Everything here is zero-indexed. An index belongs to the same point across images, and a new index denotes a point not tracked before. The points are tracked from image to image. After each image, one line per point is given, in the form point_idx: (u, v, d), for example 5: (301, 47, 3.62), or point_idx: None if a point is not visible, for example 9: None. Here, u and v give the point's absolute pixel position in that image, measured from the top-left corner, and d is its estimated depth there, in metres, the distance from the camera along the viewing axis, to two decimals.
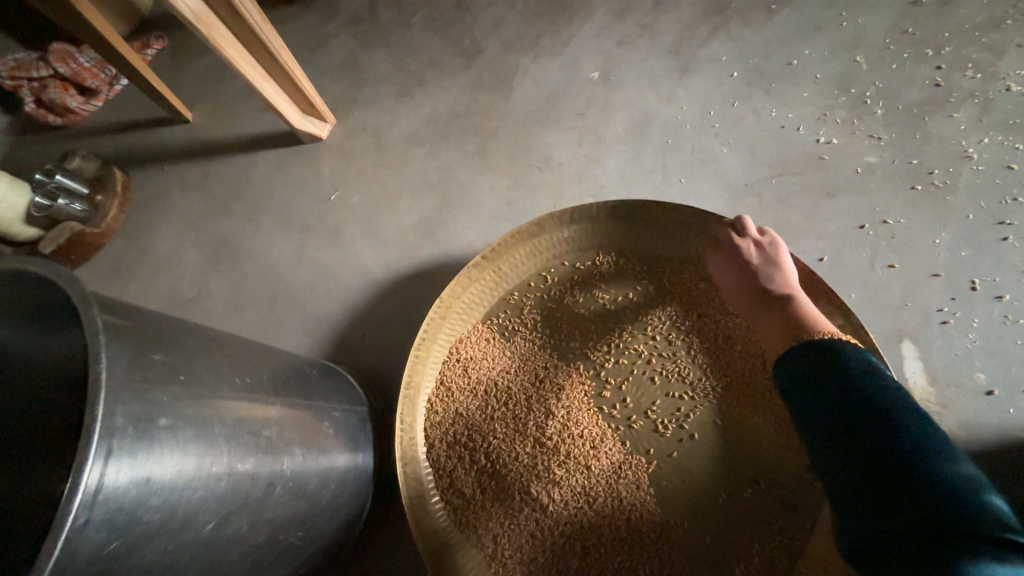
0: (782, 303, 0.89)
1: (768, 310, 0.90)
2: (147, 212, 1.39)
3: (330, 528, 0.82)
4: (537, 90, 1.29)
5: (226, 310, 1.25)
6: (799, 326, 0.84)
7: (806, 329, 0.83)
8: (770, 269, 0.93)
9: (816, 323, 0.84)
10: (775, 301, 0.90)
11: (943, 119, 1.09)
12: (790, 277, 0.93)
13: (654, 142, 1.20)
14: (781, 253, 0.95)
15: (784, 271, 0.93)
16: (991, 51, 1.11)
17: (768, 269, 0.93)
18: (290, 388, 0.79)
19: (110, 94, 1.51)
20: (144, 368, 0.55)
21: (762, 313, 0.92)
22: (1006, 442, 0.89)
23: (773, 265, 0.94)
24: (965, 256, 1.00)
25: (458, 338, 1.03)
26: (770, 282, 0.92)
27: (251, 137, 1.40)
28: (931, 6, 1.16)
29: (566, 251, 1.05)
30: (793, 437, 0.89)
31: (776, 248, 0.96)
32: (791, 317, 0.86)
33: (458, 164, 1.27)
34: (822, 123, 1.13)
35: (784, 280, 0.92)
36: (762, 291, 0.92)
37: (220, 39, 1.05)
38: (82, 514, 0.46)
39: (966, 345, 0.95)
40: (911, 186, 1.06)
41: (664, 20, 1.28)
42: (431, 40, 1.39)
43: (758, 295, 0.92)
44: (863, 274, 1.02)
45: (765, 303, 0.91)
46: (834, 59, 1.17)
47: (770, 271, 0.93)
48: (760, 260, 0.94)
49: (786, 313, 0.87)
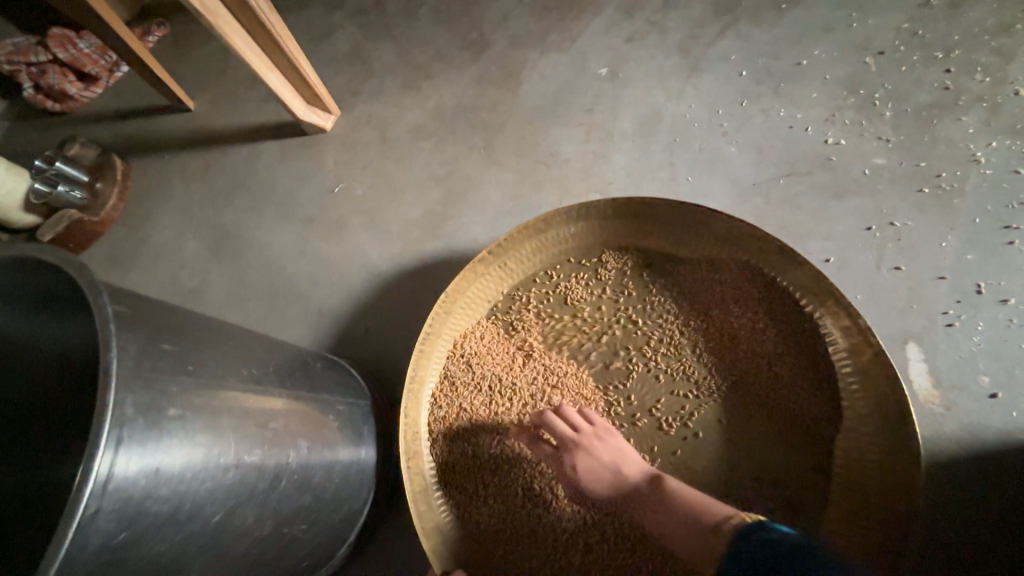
0: (643, 493, 0.86)
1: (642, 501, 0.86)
2: (148, 200, 1.38)
3: (333, 522, 0.82)
4: (544, 86, 1.28)
5: (228, 301, 1.24)
6: (690, 517, 0.80)
7: (704, 516, 0.80)
8: (612, 463, 0.88)
9: (697, 502, 0.82)
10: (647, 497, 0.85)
11: (951, 122, 1.09)
12: (637, 459, 0.89)
13: (662, 140, 1.19)
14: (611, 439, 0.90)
15: (628, 456, 0.89)
16: (1000, 55, 1.11)
17: (613, 456, 0.88)
18: (296, 381, 0.79)
19: (110, 81, 1.49)
20: (154, 357, 0.55)
21: (632, 506, 0.88)
22: (1009, 445, 0.89)
23: (621, 453, 0.89)
24: (971, 260, 1.00)
25: (462, 334, 1.02)
26: (618, 479, 0.88)
27: (254, 127, 1.39)
28: (941, 8, 1.16)
29: (573, 248, 1.04)
30: (799, 439, 0.89)
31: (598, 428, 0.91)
32: (668, 506, 0.83)
33: (464, 158, 1.27)
34: (831, 124, 1.13)
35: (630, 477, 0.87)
36: (620, 489, 0.88)
37: (226, 27, 1.04)
38: (93, 502, 0.45)
39: (971, 347, 0.95)
40: (919, 189, 1.06)
41: (674, 17, 1.28)
42: (438, 32, 1.38)
43: (619, 495, 0.88)
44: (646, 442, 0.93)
45: (632, 498, 0.87)
46: (844, 60, 1.17)
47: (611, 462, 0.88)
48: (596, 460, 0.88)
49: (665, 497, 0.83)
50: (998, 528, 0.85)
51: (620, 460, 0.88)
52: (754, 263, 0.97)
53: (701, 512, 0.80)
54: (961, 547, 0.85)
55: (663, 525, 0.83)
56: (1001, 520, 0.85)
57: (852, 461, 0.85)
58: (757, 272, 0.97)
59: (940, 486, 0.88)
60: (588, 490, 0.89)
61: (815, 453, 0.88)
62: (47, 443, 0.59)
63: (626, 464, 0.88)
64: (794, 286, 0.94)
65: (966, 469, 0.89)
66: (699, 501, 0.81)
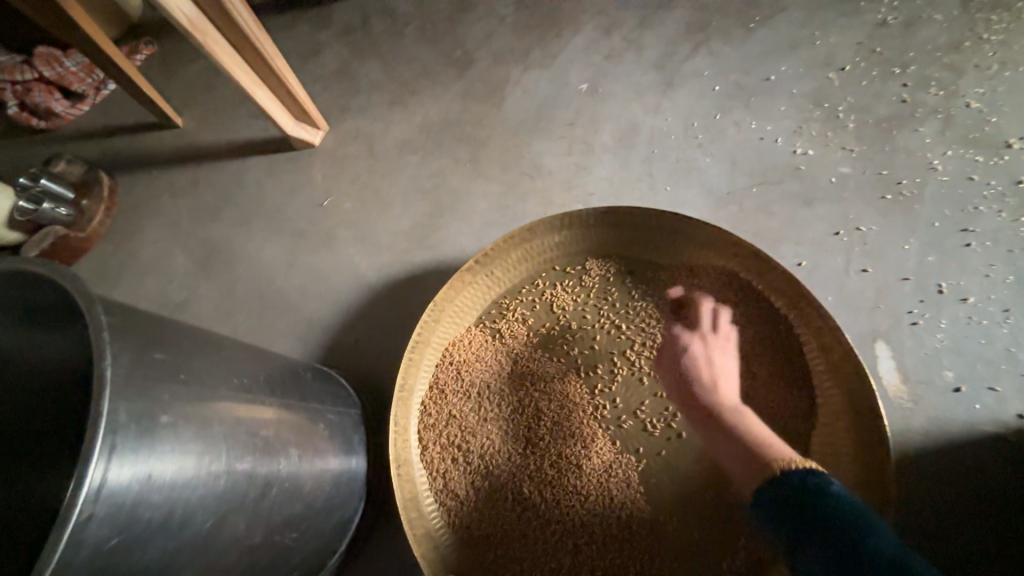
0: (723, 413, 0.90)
1: (717, 421, 0.90)
2: (136, 216, 1.38)
3: (323, 531, 0.82)
4: (527, 101, 1.33)
5: (217, 314, 1.25)
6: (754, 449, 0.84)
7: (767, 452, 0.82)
8: (712, 376, 0.94)
9: (762, 441, 0.85)
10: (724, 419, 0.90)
11: (910, 132, 1.16)
12: (735, 390, 0.94)
13: (641, 151, 1.24)
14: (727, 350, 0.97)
15: (727, 381, 0.94)
16: (952, 70, 1.19)
17: (717, 376, 0.94)
18: (286, 390, 0.80)
19: (97, 98, 1.50)
20: (147, 367, 0.56)
21: (707, 427, 0.92)
22: (974, 437, 0.93)
23: (722, 375, 0.94)
24: (932, 261, 1.06)
25: (451, 342, 1.04)
26: (706, 395, 0.93)
27: (243, 142, 1.41)
28: (896, 27, 1.24)
29: (557, 256, 1.08)
30: (778, 436, 0.93)
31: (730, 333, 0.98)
32: (742, 434, 0.87)
33: (451, 171, 1.30)
34: (799, 135, 1.20)
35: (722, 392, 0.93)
36: (703, 404, 0.92)
37: (216, 46, 1.07)
38: (86, 508, 0.46)
39: (935, 344, 1.00)
40: (882, 195, 1.12)
41: (649, 35, 1.34)
42: (424, 50, 1.43)
43: (700, 409, 0.93)
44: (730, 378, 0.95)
45: (707, 422, 0.91)
46: (809, 76, 1.24)
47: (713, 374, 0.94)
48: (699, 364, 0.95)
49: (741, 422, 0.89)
50: (968, 517, 0.89)
51: (722, 378, 0.94)
52: (730, 268, 1.01)
53: (763, 450, 0.83)
54: (932, 537, 0.88)
55: (730, 447, 0.87)
56: (971, 510, 0.89)
57: (827, 456, 0.89)
58: (734, 276, 1.01)
59: (911, 478, 0.92)
60: (679, 393, 0.96)
61: (793, 449, 0.91)
62: (35, 457, 0.60)
63: (724, 383, 0.94)
64: (768, 289, 0.98)
65: (934, 460, 0.93)
66: (771, 438, 0.85)
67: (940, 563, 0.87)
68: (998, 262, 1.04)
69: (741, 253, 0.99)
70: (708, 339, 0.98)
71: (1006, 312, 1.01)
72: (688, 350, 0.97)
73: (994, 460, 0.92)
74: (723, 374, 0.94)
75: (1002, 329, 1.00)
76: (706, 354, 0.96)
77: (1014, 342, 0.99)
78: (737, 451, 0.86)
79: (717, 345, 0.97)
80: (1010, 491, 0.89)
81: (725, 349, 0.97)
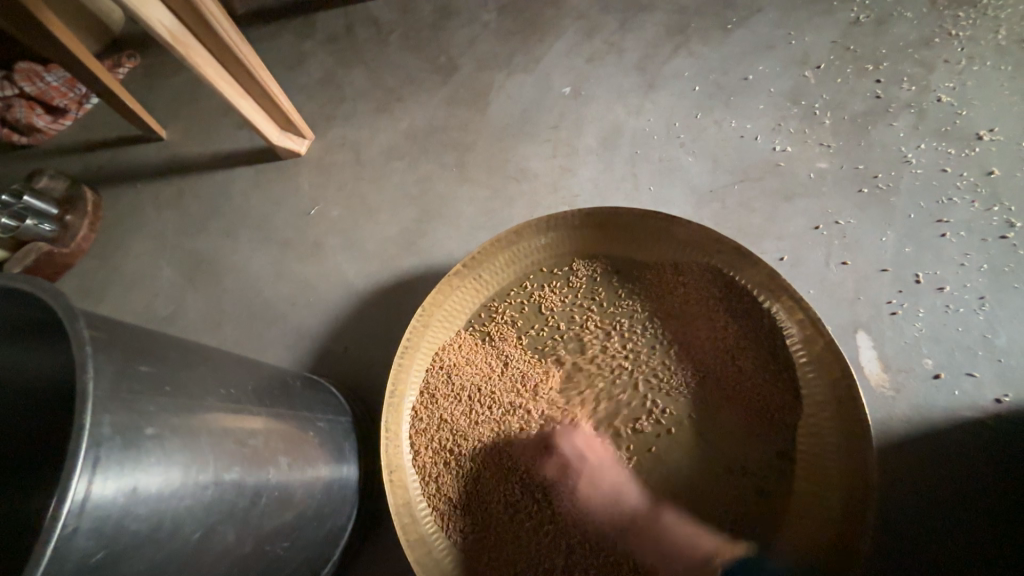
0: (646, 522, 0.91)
1: (636, 533, 0.91)
2: (121, 229, 1.37)
3: (315, 539, 0.82)
4: (512, 106, 1.35)
5: (205, 326, 1.24)
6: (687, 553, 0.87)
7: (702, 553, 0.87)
8: (616, 491, 0.93)
9: (686, 539, 0.88)
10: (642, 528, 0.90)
11: (885, 127, 1.19)
12: (635, 491, 0.94)
13: (624, 152, 1.26)
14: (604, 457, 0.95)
15: (626, 485, 0.93)
16: (923, 66, 1.22)
17: (614, 487, 0.93)
18: (275, 399, 0.80)
19: (79, 113, 1.49)
20: (131, 380, 0.56)
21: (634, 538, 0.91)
22: (955, 423, 0.95)
23: (620, 484, 0.93)
24: (909, 252, 1.08)
25: (441, 346, 1.04)
26: (616, 513, 0.92)
27: (228, 153, 1.41)
28: (868, 25, 1.27)
29: (544, 258, 1.09)
30: (765, 428, 0.94)
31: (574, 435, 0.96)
32: (667, 538, 0.89)
33: (437, 176, 1.31)
34: (777, 132, 1.22)
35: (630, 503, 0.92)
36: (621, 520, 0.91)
37: (197, 58, 1.07)
38: (71, 522, 0.46)
39: (914, 333, 1.02)
40: (859, 189, 1.14)
41: (630, 38, 1.36)
42: (408, 57, 1.44)
43: (620, 526, 0.91)
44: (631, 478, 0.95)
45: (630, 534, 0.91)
46: (786, 74, 1.26)
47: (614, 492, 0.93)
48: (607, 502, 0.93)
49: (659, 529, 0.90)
50: (955, 501, 0.90)
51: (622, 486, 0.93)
52: (713, 264, 1.03)
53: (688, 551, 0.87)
54: (918, 522, 0.90)
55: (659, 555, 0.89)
56: (957, 495, 0.91)
57: (813, 446, 0.90)
58: (717, 273, 1.03)
59: (896, 466, 0.93)
60: (597, 514, 0.93)
61: (780, 441, 0.92)
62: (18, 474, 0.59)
63: (627, 491, 0.93)
64: (751, 284, 0.99)
65: (917, 447, 0.94)
66: (698, 530, 0.89)
67: (926, 548, 0.89)
68: (972, 251, 1.07)
69: (722, 249, 1.01)
70: (586, 448, 0.95)
71: (982, 300, 1.03)
72: (580, 473, 0.94)
73: (975, 444, 0.93)
74: (618, 480, 0.94)
75: (978, 316, 1.02)
76: (595, 459, 0.95)
77: (991, 328, 1.01)
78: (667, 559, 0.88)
79: (593, 452, 0.95)
80: (993, 476, 0.91)
81: (597, 454, 0.95)
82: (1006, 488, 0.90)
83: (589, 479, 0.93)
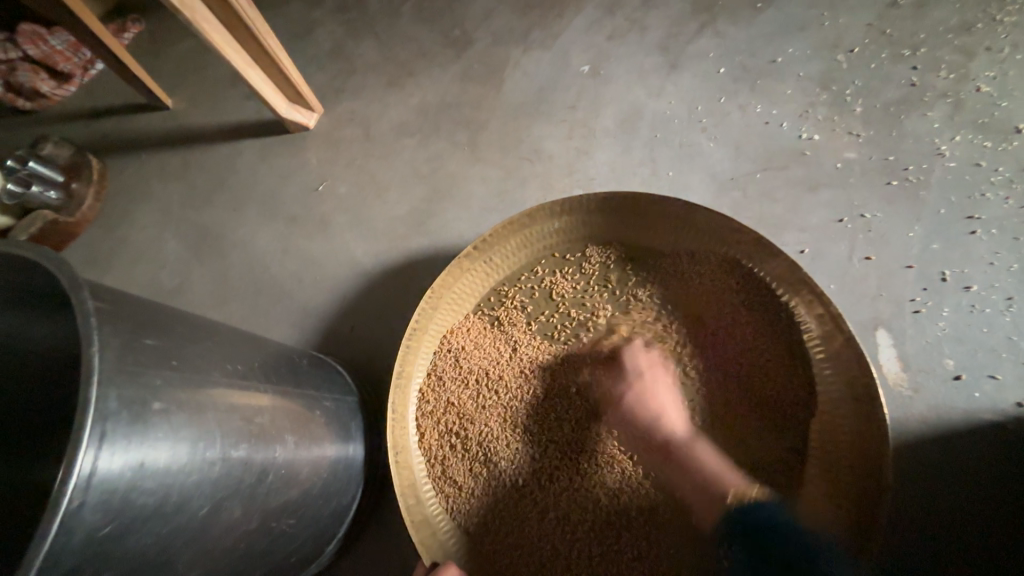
0: (681, 447, 0.89)
1: (673, 461, 0.89)
2: (128, 200, 1.35)
3: (320, 517, 0.82)
4: (527, 83, 1.30)
5: (211, 301, 1.23)
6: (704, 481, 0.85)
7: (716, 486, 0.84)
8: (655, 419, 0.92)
9: (716, 471, 0.86)
10: (676, 454, 0.89)
11: (918, 117, 1.13)
12: (684, 418, 0.94)
13: (643, 135, 1.21)
14: (660, 376, 0.96)
15: (675, 411, 0.93)
16: (963, 53, 1.16)
17: (668, 411, 0.93)
18: (281, 376, 0.79)
19: (84, 78, 1.46)
20: (136, 353, 0.55)
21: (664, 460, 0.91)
22: (974, 426, 0.93)
23: (668, 407, 0.93)
24: (936, 248, 1.05)
25: (449, 329, 1.03)
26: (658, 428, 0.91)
27: (235, 125, 1.37)
28: (908, 8, 1.20)
29: (556, 242, 1.06)
30: (778, 423, 0.92)
31: (657, 367, 0.97)
32: (693, 465, 0.87)
33: (449, 156, 1.27)
34: (804, 120, 1.17)
35: (672, 422, 0.92)
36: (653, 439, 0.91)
37: (205, 23, 1.02)
38: (77, 495, 0.45)
39: (937, 332, 1.00)
40: (888, 181, 1.10)
41: (653, 15, 1.30)
42: (421, 30, 1.38)
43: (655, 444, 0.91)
44: (677, 414, 0.93)
45: (664, 451, 0.90)
46: (817, 58, 1.21)
47: (659, 408, 0.92)
48: (671, 416, 0.92)
49: (685, 452, 0.89)
50: (975, 500, 0.89)
51: (667, 411, 0.92)
52: (733, 256, 1.00)
53: (716, 478, 0.85)
54: (929, 524, 0.89)
55: (681, 477, 0.88)
56: (978, 494, 0.90)
57: (825, 444, 0.89)
58: (735, 264, 1.00)
59: (913, 463, 0.92)
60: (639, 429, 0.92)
61: (792, 438, 0.91)
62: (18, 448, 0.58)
63: (672, 418, 0.92)
64: (771, 277, 0.96)
65: (933, 450, 0.93)
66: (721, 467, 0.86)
67: (935, 550, 0.88)
68: (1003, 250, 1.03)
69: (744, 240, 0.97)
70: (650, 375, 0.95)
71: (1010, 301, 1.00)
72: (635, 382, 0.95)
73: (993, 450, 0.92)
74: (670, 408, 0.93)
75: (1004, 317, 0.99)
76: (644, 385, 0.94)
77: (1016, 331, 0.98)
78: (697, 486, 0.86)
79: (659, 381, 0.95)
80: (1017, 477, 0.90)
81: (666, 383, 0.95)
82: (1022, 495, 0.89)
83: (634, 406, 0.93)
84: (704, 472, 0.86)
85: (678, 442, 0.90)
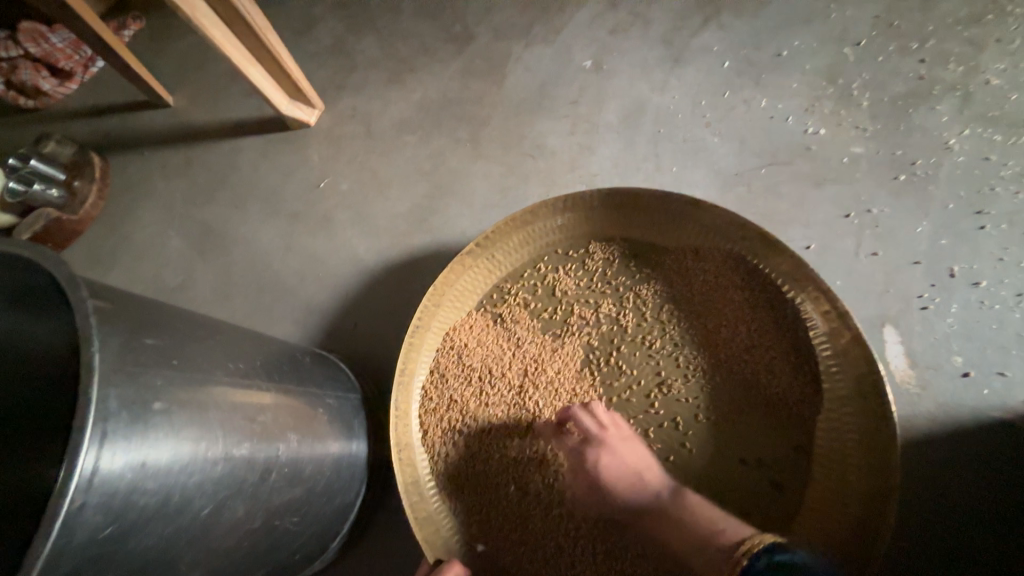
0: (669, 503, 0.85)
1: (669, 524, 0.84)
2: (130, 198, 1.35)
3: (324, 515, 0.82)
4: (529, 79, 1.28)
5: (213, 299, 1.23)
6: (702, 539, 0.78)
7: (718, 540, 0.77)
8: (636, 477, 0.88)
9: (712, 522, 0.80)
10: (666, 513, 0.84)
11: (926, 111, 1.12)
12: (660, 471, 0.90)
13: (646, 131, 1.20)
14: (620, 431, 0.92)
15: (650, 463, 0.90)
16: (973, 45, 1.14)
17: (638, 466, 0.89)
18: (284, 375, 0.78)
19: (85, 76, 1.45)
20: (137, 352, 0.54)
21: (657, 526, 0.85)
22: (982, 423, 0.93)
23: (640, 462, 0.89)
24: (945, 244, 1.03)
25: (451, 327, 1.02)
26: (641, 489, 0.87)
27: (236, 122, 1.37)
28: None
29: (559, 239, 1.05)
30: (783, 420, 0.92)
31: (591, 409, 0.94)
32: (687, 518, 0.82)
33: (451, 152, 1.26)
34: (810, 114, 1.15)
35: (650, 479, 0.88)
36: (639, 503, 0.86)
37: (204, 19, 1.02)
38: (78, 496, 0.45)
39: (945, 329, 0.99)
40: (895, 176, 1.09)
41: (657, 8, 1.28)
42: (421, 25, 1.37)
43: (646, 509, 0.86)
44: (650, 469, 0.89)
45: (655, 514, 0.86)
46: (823, 51, 1.19)
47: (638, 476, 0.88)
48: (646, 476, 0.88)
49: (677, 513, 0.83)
50: (982, 497, 0.89)
51: (643, 469, 0.89)
52: (738, 252, 0.99)
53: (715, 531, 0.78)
54: (936, 523, 0.88)
55: (678, 533, 0.82)
56: (985, 492, 0.89)
57: (831, 442, 0.88)
58: (740, 260, 0.99)
59: (920, 461, 0.92)
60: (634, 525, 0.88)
61: (798, 436, 0.90)
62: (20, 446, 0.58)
63: (648, 475, 0.88)
64: (776, 273, 0.95)
65: (941, 447, 0.92)
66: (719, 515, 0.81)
67: (942, 548, 0.87)
68: (1012, 245, 1.02)
69: (749, 236, 0.96)
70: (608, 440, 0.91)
71: (1019, 297, 0.99)
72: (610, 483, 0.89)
73: (1001, 447, 0.91)
74: (641, 463, 0.89)
75: (1013, 313, 0.98)
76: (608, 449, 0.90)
77: None
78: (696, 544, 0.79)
79: (618, 438, 0.91)
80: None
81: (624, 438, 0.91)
82: None
83: (604, 464, 0.89)
84: (700, 527, 0.80)
85: (667, 503, 0.85)
